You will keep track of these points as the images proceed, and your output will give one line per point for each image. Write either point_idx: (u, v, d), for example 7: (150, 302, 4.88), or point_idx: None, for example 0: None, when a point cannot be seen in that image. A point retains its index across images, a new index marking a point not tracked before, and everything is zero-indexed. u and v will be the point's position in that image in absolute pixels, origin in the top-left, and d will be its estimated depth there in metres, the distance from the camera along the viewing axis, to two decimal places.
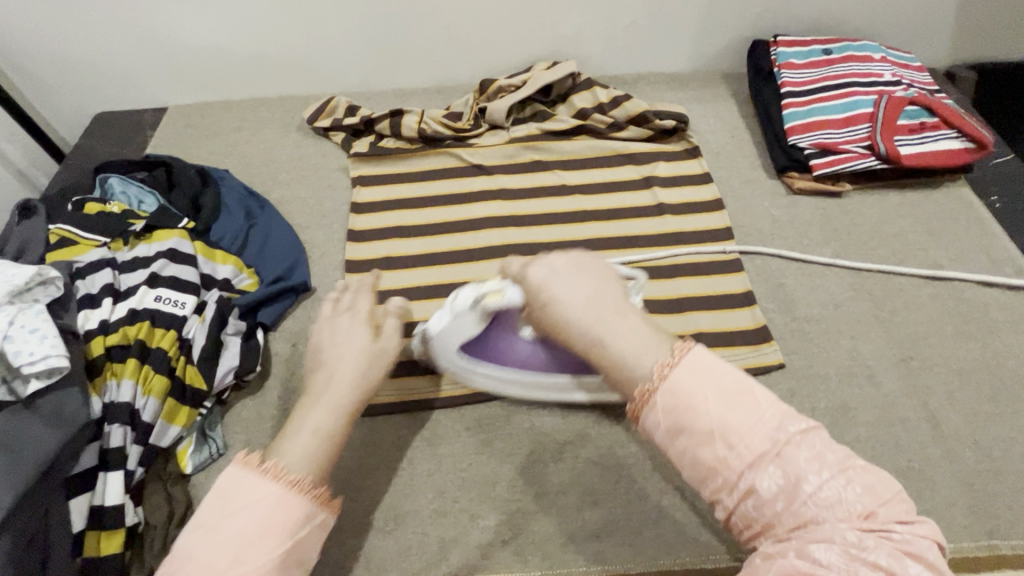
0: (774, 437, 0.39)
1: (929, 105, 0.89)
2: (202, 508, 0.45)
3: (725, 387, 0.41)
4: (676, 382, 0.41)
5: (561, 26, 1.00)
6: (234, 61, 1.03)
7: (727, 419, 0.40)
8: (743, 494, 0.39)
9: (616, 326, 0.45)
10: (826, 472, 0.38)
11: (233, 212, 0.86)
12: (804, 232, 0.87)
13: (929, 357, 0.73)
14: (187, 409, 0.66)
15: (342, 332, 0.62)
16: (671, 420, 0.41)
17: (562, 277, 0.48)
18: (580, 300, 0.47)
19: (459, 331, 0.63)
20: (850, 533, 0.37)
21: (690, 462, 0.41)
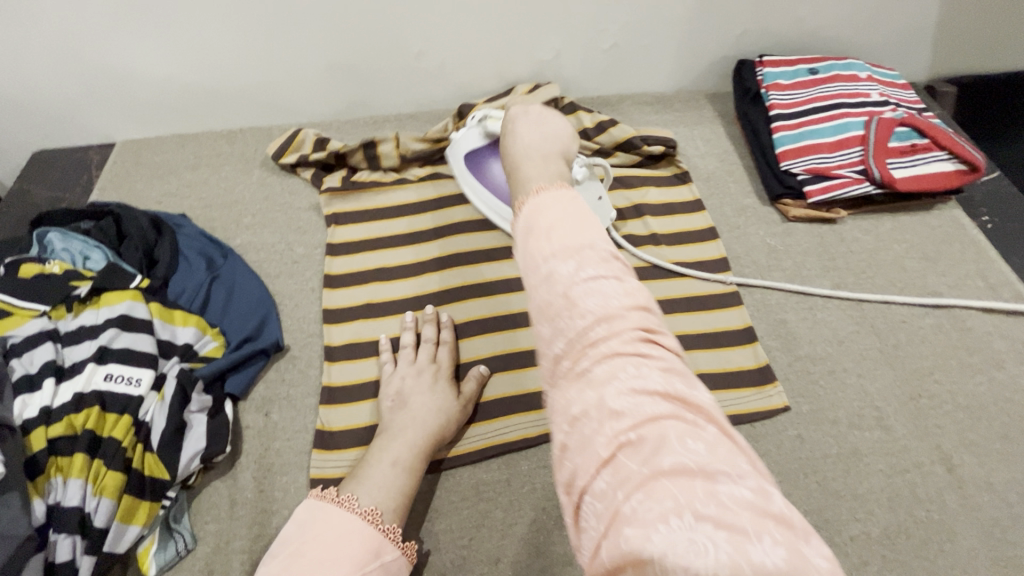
0: (583, 250, 0.38)
1: (920, 126, 0.87)
2: (286, 534, 0.53)
3: (572, 207, 0.41)
4: (540, 201, 0.42)
5: (540, 50, 0.95)
6: (188, 93, 0.94)
7: (563, 232, 0.39)
8: (546, 296, 0.37)
9: (530, 163, 0.47)
10: (622, 297, 0.36)
11: (192, 263, 0.78)
12: (801, 262, 0.84)
13: (936, 393, 0.71)
14: (147, 505, 0.58)
15: (427, 382, 0.68)
16: (524, 227, 0.41)
17: (530, 118, 0.52)
18: (524, 138, 0.50)
19: (470, 138, 0.83)
20: (617, 342, 0.34)
21: (521, 259, 0.40)
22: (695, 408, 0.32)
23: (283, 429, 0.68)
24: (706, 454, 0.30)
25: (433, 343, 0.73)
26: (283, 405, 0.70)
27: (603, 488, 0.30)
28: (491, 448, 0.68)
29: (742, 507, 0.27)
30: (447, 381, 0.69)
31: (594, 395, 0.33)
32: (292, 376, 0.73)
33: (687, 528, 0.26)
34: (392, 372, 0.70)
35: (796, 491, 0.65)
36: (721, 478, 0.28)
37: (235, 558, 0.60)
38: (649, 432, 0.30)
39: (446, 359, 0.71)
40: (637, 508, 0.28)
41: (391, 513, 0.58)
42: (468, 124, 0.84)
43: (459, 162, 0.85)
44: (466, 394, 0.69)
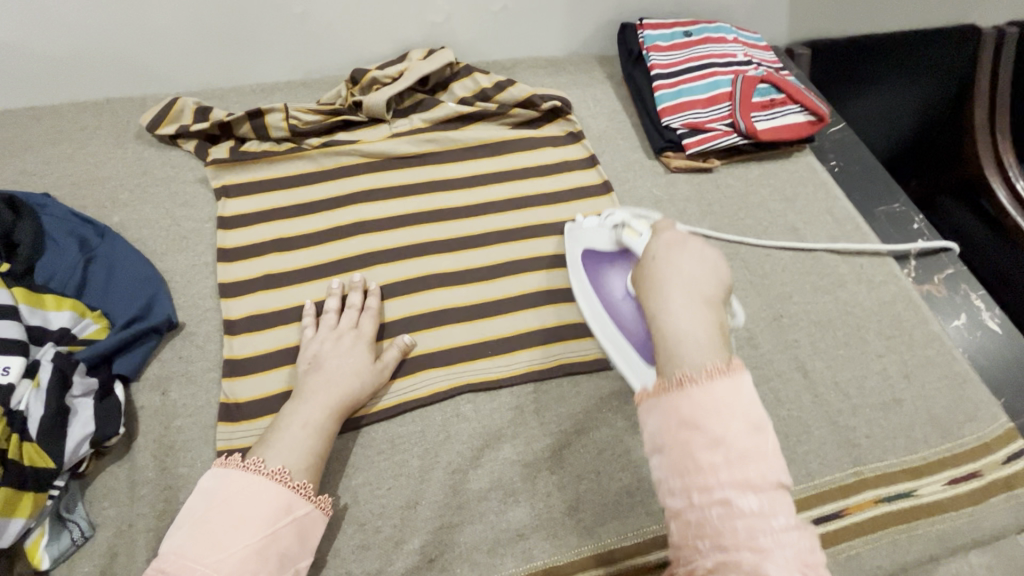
0: (759, 482, 0.41)
1: (777, 83, 0.97)
2: (192, 506, 0.55)
3: (754, 451, 0.42)
4: (714, 392, 0.43)
5: (429, 12, 0.95)
6: (39, 61, 0.85)
7: (737, 440, 0.42)
8: (711, 515, 0.41)
9: (690, 325, 0.47)
10: (785, 523, 0.40)
11: (62, 245, 0.72)
12: (683, 209, 0.92)
13: (795, 314, 0.82)
14: (31, 496, 0.54)
15: (347, 346, 0.69)
16: (689, 420, 0.43)
17: (722, 394, 0.43)
18: (708, 397, 0.43)
19: (598, 234, 0.75)
20: (784, 569, 0.38)
21: (684, 454, 0.42)
22: None
23: (184, 407, 0.66)
24: None
25: (357, 309, 0.73)
26: (182, 383, 0.67)
27: None
28: (410, 402, 0.69)
29: None
30: (367, 344, 0.70)
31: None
32: (190, 353, 0.70)
33: None
34: (313, 338, 0.70)
35: None
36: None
37: (141, 538, 0.58)
38: None
39: (371, 323, 0.72)
40: None
41: (301, 471, 0.59)
42: (603, 219, 0.76)
43: (575, 255, 0.77)
44: (389, 360, 0.70)
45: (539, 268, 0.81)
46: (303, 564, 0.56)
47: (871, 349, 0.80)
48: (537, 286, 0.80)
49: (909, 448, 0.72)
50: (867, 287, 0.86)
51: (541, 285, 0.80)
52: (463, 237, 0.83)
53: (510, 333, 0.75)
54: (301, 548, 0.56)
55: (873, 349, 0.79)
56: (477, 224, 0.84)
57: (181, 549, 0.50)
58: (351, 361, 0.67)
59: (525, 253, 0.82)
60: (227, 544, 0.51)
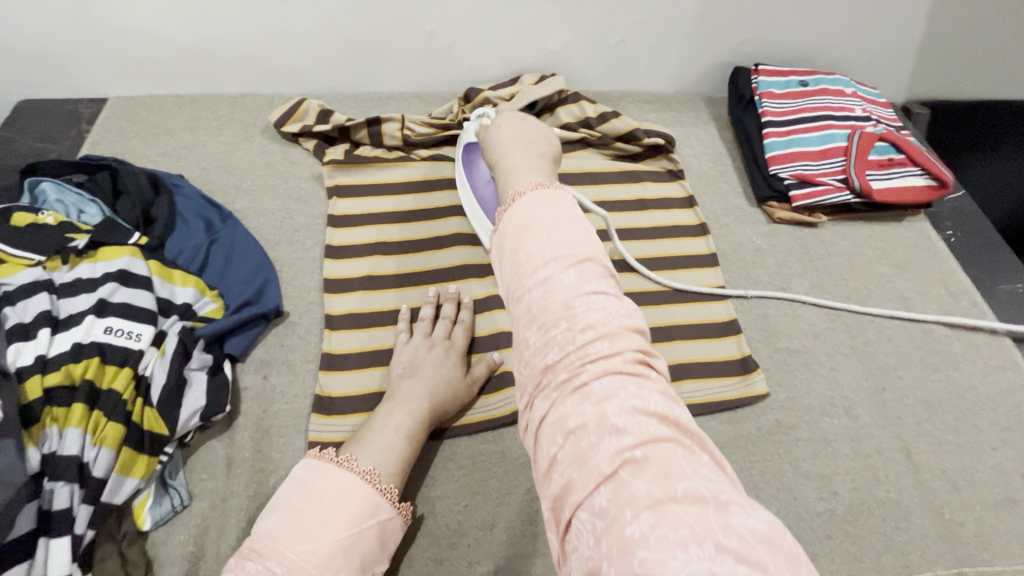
0: (582, 265, 0.43)
1: (897, 142, 0.93)
2: (285, 492, 0.55)
3: (578, 242, 0.45)
4: (535, 204, 0.47)
5: (547, 40, 0.97)
6: (190, 54, 0.93)
7: (561, 249, 0.44)
8: (540, 310, 0.42)
9: (520, 168, 0.53)
10: (616, 321, 0.41)
11: (191, 225, 0.77)
12: (784, 262, 0.89)
13: (900, 388, 0.77)
14: (146, 459, 0.58)
15: (439, 356, 0.70)
16: (517, 229, 0.46)
17: (546, 207, 0.47)
18: (532, 209, 0.46)
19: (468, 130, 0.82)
20: (615, 361, 0.39)
21: (514, 254, 0.45)
22: (689, 433, 0.37)
23: (282, 393, 0.69)
24: (712, 483, 0.34)
25: (449, 320, 0.74)
26: (284, 369, 0.71)
27: (603, 506, 0.33)
28: (492, 422, 0.69)
29: (757, 537, 0.30)
30: (459, 358, 0.71)
31: (594, 409, 0.37)
32: (292, 342, 0.73)
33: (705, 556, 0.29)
34: (407, 343, 0.71)
35: (769, 470, 0.70)
36: (732, 509, 0.32)
37: (233, 513, 0.60)
38: (654, 453, 0.34)
39: (462, 335, 0.73)
40: (648, 531, 0.31)
41: (389, 475, 0.59)
42: (470, 122, 0.83)
43: (457, 153, 0.84)
44: (476, 373, 0.71)
45: None
46: (380, 569, 0.56)
47: (985, 440, 0.73)
48: None
49: None
50: (983, 370, 0.79)
51: None
52: None
53: None
54: (380, 552, 0.56)
55: (987, 440, 0.73)
56: None
57: (274, 533, 0.51)
58: (441, 370, 0.68)
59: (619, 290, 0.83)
60: (319, 536, 0.52)
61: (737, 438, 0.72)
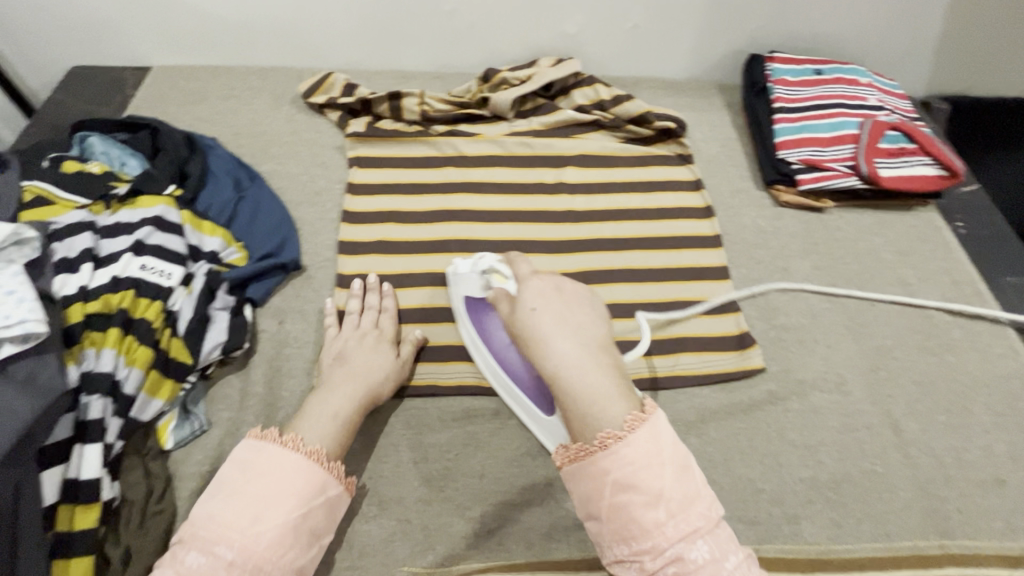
0: (698, 517, 0.47)
1: (909, 132, 0.93)
2: (229, 471, 0.56)
3: (685, 493, 0.48)
4: (638, 445, 0.48)
5: (564, 22, 1.00)
6: (228, 27, 0.99)
7: (670, 491, 0.47)
8: (669, 572, 0.45)
9: (591, 372, 0.51)
10: (727, 546, 0.46)
11: (221, 182, 0.83)
12: (787, 245, 0.91)
13: (894, 370, 0.78)
14: (171, 384, 0.64)
15: (369, 344, 0.70)
16: (621, 481, 0.48)
17: (642, 442, 0.48)
18: (638, 455, 0.48)
19: (467, 283, 0.73)
20: None
21: (625, 520, 0.47)
22: None
23: (296, 339, 0.74)
24: None
25: (376, 310, 0.75)
26: (298, 318, 0.75)
27: None
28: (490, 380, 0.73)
29: None
30: (389, 344, 0.71)
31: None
32: (307, 294, 0.78)
33: None
34: (335, 337, 0.72)
35: (755, 438, 0.72)
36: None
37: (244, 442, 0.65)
38: None
39: (388, 323, 0.74)
40: None
41: (335, 452, 0.60)
42: (461, 269, 0.75)
43: (457, 305, 0.74)
44: (405, 358, 0.72)
45: (628, 282, 0.84)
46: (327, 540, 0.59)
47: (977, 423, 0.74)
48: (616, 300, 0.83)
49: (1008, 534, 0.66)
50: (981, 357, 0.80)
51: (630, 301, 0.83)
52: (561, 240, 0.87)
53: None
54: (328, 524, 0.58)
55: (979, 423, 0.74)
56: (576, 229, 0.88)
57: (217, 516, 0.53)
58: (372, 356, 0.69)
59: (619, 266, 0.86)
60: (265, 518, 0.53)
61: (727, 407, 0.75)
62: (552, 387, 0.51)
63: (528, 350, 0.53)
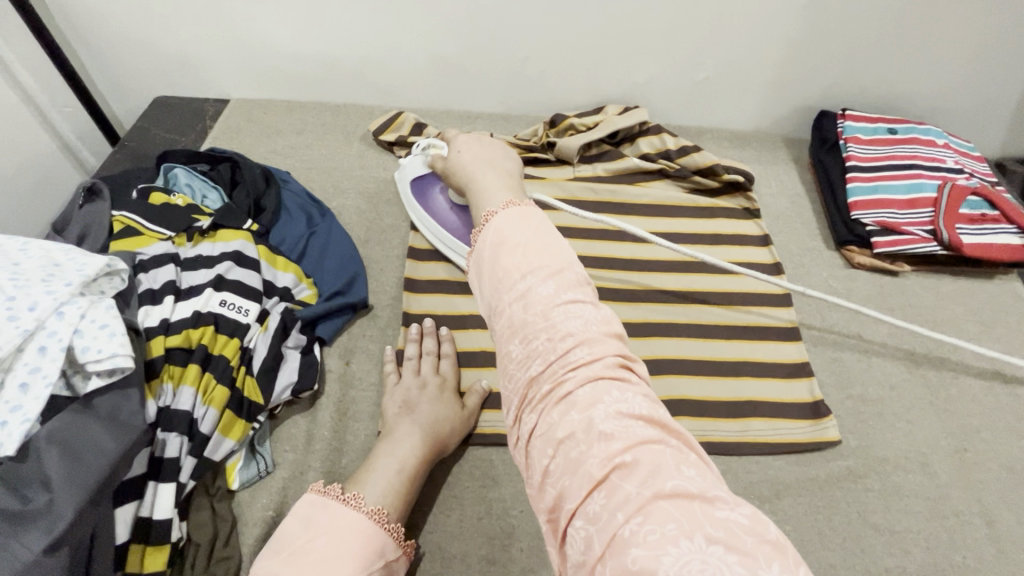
0: (558, 275, 0.46)
1: (992, 198, 0.90)
2: (286, 529, 0.54)
3: (553, 255, 0.47)
4: (507, 216, 0.50)
5: (634, 73, 1.01)
6: (307, 65, 1.03)
7: (529, 245, 0.48)
8: (520, 321, 0.44)
9: (485, 181, 0.58)
10: (591, 316, 0.44)
11: (295, 216, 0.84)
12: (862, 308, 0.87)
13: (983, 450, 0.73)
14: (242, 423, 0.63)
15: (431, 393, 0.69)
16: (493, 241, 0.49)
17: (519, 220, 0.50)
18: (503, 225, 0.50)
19: (415, 165, 0.87)
20: (600, 364, 0.42)
21: (493, 270, 0.47)
22: (676, 435, 0.39)
23: (361, 380, 0.73)
24: (703, 485, 0.35)
25: (434, 354, 0.73)
26: (364, 358, 0.75)
27: (596, 510, 0.35)
28: None
29: (745, 531, 0.33)
30: (452, 392, 0.70)
31: (579, 418, 0.39)
32: (374, 334, 0.78)
33: (700, 550, 0.32)
34: (396, 384, 0.70)
35: (834, 516, 0.68)
36: (718, 504, 0.34)
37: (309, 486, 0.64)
38: (642, 454, 0.37)
39: (446, 370, 0.72)
40: (638, 529, 0.33)
41: (396, 513, 0.59)
42: (410, 161, 0.89)
43: (404, 188, 0.88)
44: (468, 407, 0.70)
45: (694, 337, 0.82)
46: None
47: None
48: (683, 355, 0.80)
49: None
50: None
51: (698, 356, 0.80)
52: (626, 289, 0.86)
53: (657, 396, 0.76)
54: None
55: None
56: (641, 278, 0.87)
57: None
58: (434, 407, 0.67)
59: (686, 319, 0.83)
60: None
61: (802, 480, 0.71)
62: (462, 183, 0.62)
63: (457, 178, 0.63)
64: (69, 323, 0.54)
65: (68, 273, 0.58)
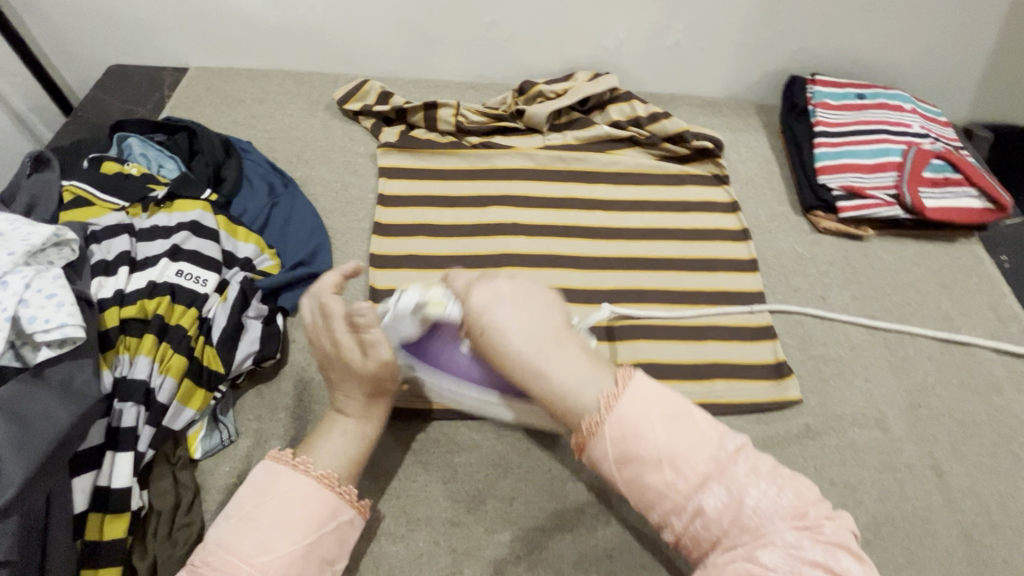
0: (715, 459, 0.45)
1: (954, 161, 0.91)
2: (240, 496, 0.54)
3: (687, 440, 0.46)
4: (620, 413, 0.47)
5: (604, 38, 0.99)
6: (267, 31, 0.99)
7: (670, 444, 0.46)
8: (695, 524, 0.45)
9: (552, 365, 0.50)
10: (753, 477, 0.45)
11: (256, 187, 0.82)
12: (826, 272, 0.89)
13: (936, 407, 0.76)
14: (203, 393, 0.63)
15: (331, 347, 0.60)
16: (623, 456, 0.46)
17: (640, 412, 0.47)
18: (623, 430, 0.46)
19: (400, 328, 0.61)
20: (778, 529, 0.44)
21: (640, 488, 0.47)
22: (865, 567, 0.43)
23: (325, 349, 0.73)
24: None
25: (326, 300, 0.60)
26: None
27: None
28: None
29: None
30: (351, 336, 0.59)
31: (763, 571, 0.42)
32: None
33: None
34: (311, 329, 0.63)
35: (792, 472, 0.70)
36: None
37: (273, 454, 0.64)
38: None
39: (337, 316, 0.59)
40: None
41: (345, 477, 0.58)
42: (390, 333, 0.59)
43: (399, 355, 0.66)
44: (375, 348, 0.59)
45: (661, 303, 0.82)
46: (341, 565, 0.56)
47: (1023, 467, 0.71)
48: (650, 320, 0.81)
49: None
50: None
51: (665, 322, 0.81)
52: (594, 258, 0.86)
53: (623, 362, 0.77)
54: (340, 550, 0.56)
55: None
56: (609, 246, 0.87)
57: (226, 542, 0.51)
58: (338, 361, 0.60)
59: (654, 286, 0.84)
60: (273, 546, 0.51)
61: (762, 439, 0.73)
62: (499, 365, 0.53)
63: (479, 338, 0.54)
64: (13, 293, 0.53)
65: (12, 242, 0.56)
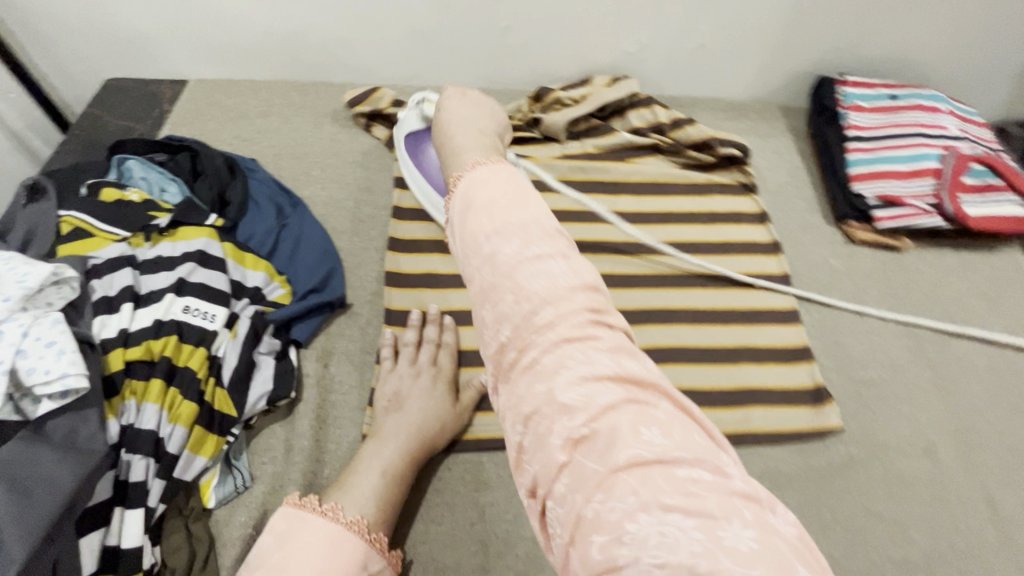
0: (529, 253, 0.40)
1: (996, 166, 0.86)
2: (259, 549, 0.50)
3: (508, 227, 0.41)
4: (474, 193, 0.43)
5: (622, 41, 0.94)
6: (269, 40, 0.94)
7: (494, 232, 0.41)
8: (496, 304, 0.39)
9: (465, 149, 0.50)
10: (562, 280, 0.38)
11: (263, 209, 0.77)
12: (862, 286, 0.84)
13: (985, 431, 0.72)
14: (214, 439, 0.60)
15: (425, 386, 0.66)
16: (466, 229, 0.42)
17: (489, 196, 0.43)
18: (475, 206, 0.43)
19: (409, 119, 0.82)
20: (569, 331, 0.36)
21: (467, 256, 0.41)
22: (653, 393, 0.35)
23: (341, 384, 0.69)
24: (661, 448, 0.32)
25: (433, 344, 0.70)
26: (345, 360, 0.71)
27: (560, 492, 0.32)
28: None
29: (716, 502, 0.29)
30: (445, 385, 0.67)
31: (547, 389, 0.35)
32: (354, 333, 0.73)
33: (659, 522, 0.29)
34: (391, 372, 0.68)
35: (837, 505, 0.66)
36: (682, 468, 0.31)
37: None
38: (610, 419, 0.33)
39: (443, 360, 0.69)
40: (601, 512, 0.30)
41: (377, 523, 0.55)
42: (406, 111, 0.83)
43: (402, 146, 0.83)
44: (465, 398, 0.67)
45: (690, 323, 0.78)
46: None
47: None
48: (680, 342, 0.77)
49: None
50: None
51: (695, 344, 0.77)
52: (619, 276, 0.82)
53: None
54: None
55: None
56: (634, 263, 0.83)
57: None
58: (425, 396, 0.65)
59: (682, 305, 0.80)
60: None
61: (803, 470, 0.69)
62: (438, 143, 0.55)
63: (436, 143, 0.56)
64: (10, 344, 0.49)
65: (7, 286, 0.52)
